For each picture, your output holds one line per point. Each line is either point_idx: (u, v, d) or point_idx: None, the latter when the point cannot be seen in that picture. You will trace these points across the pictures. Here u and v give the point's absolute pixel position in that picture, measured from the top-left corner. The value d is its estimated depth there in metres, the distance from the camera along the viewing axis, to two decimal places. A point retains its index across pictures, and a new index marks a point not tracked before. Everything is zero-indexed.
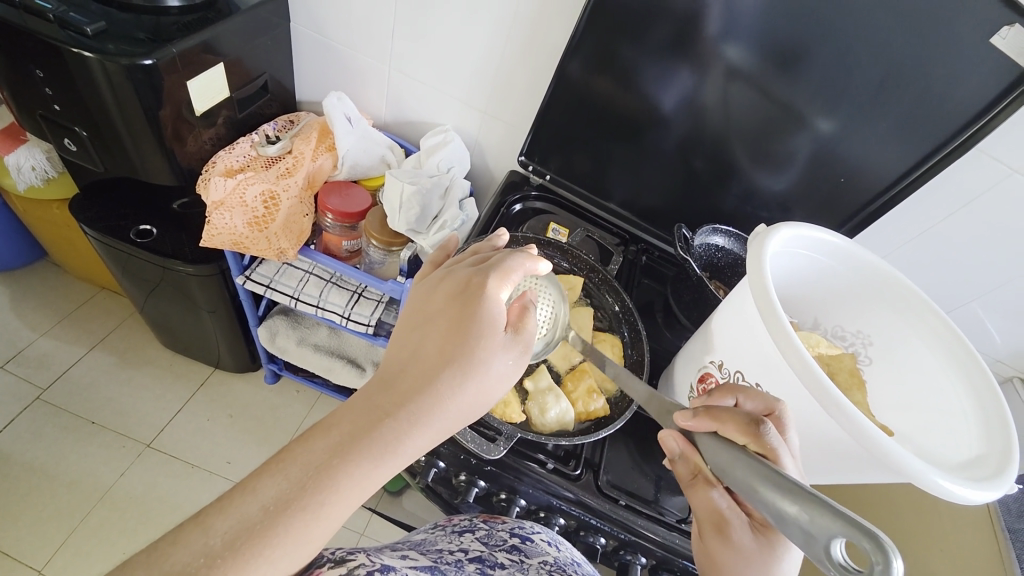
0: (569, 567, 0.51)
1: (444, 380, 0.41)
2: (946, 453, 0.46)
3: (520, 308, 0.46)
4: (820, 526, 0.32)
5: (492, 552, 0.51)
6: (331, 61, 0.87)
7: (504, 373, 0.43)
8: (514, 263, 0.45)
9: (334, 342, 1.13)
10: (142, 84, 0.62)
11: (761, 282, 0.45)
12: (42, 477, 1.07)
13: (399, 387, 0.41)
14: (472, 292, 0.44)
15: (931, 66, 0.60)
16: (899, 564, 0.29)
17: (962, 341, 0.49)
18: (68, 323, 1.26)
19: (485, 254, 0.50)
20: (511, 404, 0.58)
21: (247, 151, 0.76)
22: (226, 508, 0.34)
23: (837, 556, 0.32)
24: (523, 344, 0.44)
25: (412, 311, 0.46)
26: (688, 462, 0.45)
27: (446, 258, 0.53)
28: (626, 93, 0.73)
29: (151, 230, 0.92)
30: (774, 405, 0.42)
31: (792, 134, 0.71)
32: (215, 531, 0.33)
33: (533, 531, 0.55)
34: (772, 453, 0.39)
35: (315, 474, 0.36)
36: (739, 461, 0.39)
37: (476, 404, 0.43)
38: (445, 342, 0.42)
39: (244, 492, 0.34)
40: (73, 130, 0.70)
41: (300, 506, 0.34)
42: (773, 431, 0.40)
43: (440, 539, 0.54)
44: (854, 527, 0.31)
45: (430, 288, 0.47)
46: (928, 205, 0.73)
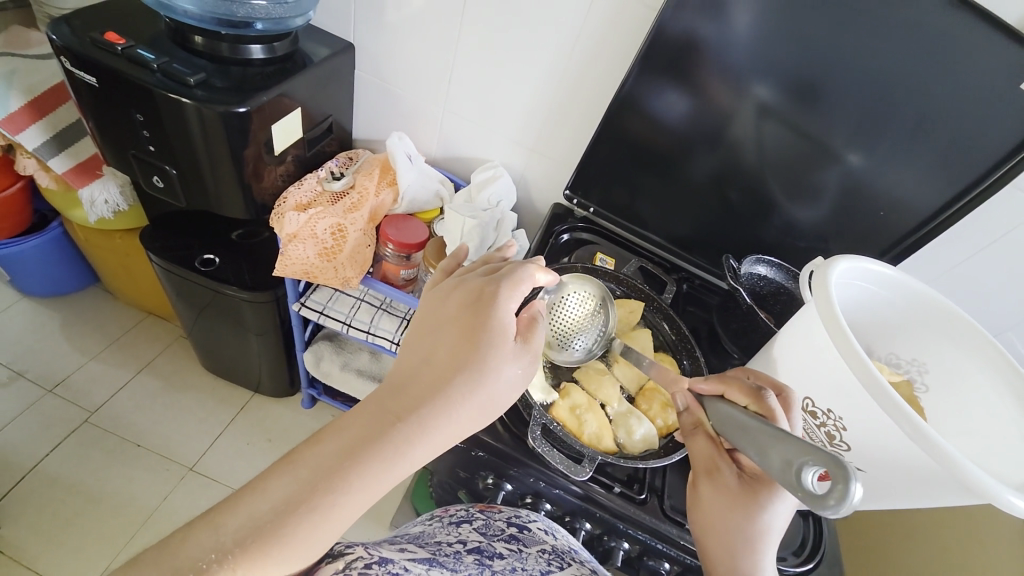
0: (567, 555, 0.53)
1: (454, 388, 0.43)
2: (1012, 479, 0.48)
3: (528, 318, 0.49)
4: (798, 453, 0.39)
5: (492, 543, 0.53)
6: (389, 103, 0.93)
7: (513, 381, 0.46)
8: (524, 275, 0.48)
9: (376, 367, 1.16)
10: (234, 128, 0.68)
11: (830, 311, 0.48)
12: (88, 500, 1.08)
13: (408, 391, 0.43)
14: (484, 302, 0.46)
15: (965, 109, 0.64)
16: (858, 486, 0.34)
17: (1020, 370, 0.51)
18: (115, 347, 1.30)
19: (496, 265, 0.52)
20: (603, 436, 0.61)
21: (314, 187, 0.82)
22: (237, 507, 0.37)
23: (807, 482, 0.37)
24: (531, 353, 0.47)
25: (422, 318, 0.48)
26: (692, 417, 0.53)
27: (457, 266, 0.55)
28: (670, 133, 0.78)
29: (213, 259, 0.96)
30: (784, 387, 0.49)
31: (826, 168, 0.75)
32: (226, 530, 0.36)
33: (529, 520, 0.58)
34: (768, 413, 0.46)
35: (325, 477, 0.38)
36: (735, 414, 0.47)
37: (486, 410, 0.45)
38: (455, 350, 0.44)
39: (255, 492, 0.38)
40: (162, 168, 0.76)
41: (308, 506, 0.37)
42: (775, 401, 0.46)
43: (439, 531, 0.56)
44: (826, 455, 0.37)
45: (442, 295, 0.49)
46: (966, 238, 0.76)
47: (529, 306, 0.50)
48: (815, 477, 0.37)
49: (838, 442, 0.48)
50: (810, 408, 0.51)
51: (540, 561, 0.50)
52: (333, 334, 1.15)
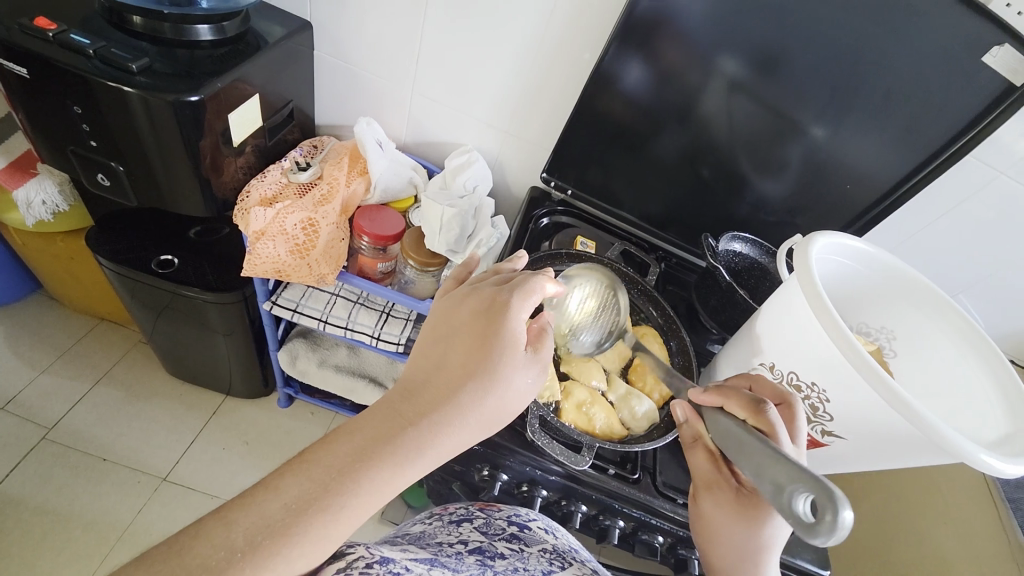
0: (567, 555, 0.54)
1: (466, 394, 0.44)
2: (977, 435, 0.51)
3: (537, 329, 0.49)
4: (790, 480, 0.38)
5: (492, 542, 0.53)
6: (352, 86, 0.88)
7: (523, 390, 0.46)
8: (536, 285, 0.48)
9: (354, 362, 1.13)
10: (187, 118, 0.63)
11: (814, 287, 0.49)
12: (55, 520, 1.02)
13: (421, 396, 0.44)
14: (496, 310, 0.46)
15: (926, 83, 0.66)
16: (846, 516, 0.33)
17: (981, 332, 0.54)
18: (68, 358, 1.21)
19: (508, 275, 0.52)
20: (614, 424, 0.62)
21: (279, 179, 0.77)
22: (248, 506, 0.36)
23: (798, 507, 0.36)
24: (541, 362, 0.48)
25: (435, 324, 0.49)
26: (692, 429, 0.54)
27: (468, 274, 0.55)
28: (646, 112, 0.78)
29: (172, 260, 0.90)
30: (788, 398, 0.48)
31: (791, 143, 0.76)
32: (237, 526, 0.35)
33: (529, 519, 0.58)
34: (769, 428, 0.44)
35: (338, 477, 0.38)
36: (733, 432, 0.45)
37: (495, 418, 0.45)
38: (468, 357, 0.45)
39: (268, 489, 0.37)
40: (108, 165, 0.69)
41: (321, 505, 0.37)
42: (774, 413, 0.45)
43: (439, 531, 0.56)
44: (817, 485, 0.35)
45: (454, 302, 0.50)
46: (923, 207, 0.80)
47: (539, 317, 0.50)
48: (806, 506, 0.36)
49: (822, 412, 0.51)
50: (795, 382, 0.52)
51: (541, 561, 0.50)
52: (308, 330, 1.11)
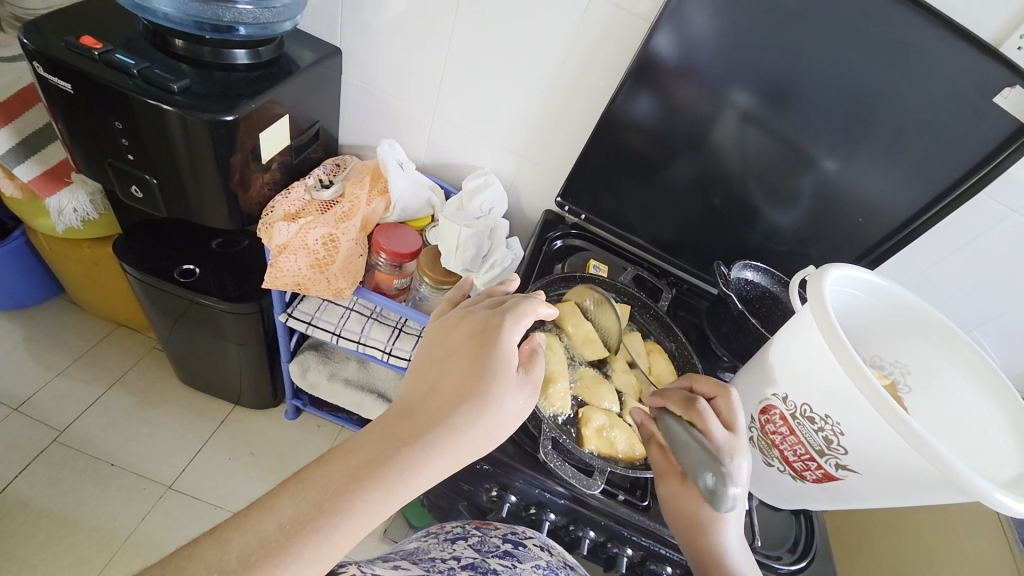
0: (559, 569, 0.57)
1: (459, 415, 0.44)
2: (992, 475, 0.51)
3: (529, 350, 0.50)
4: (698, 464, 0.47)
5: (486, 559, 0.55)
6: (376, 108, 0.91)
7: (517, 411, 0.47)
8: (528, 308, 0.50)
9: (363, 375, 1.14)
10: (221, 136, 0.66)
11: (827, 320, 0.49)
12: (61, 524, 1.03)
13: (415, 417, 0.45)
14: (490, 331, 0.48)
15: (939, 122, 0.68)
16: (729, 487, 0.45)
17: (996, 370, 0.54)
18: (84, 362, 1.23)
19: (500, 297, 0.54)
20: (636, 445, 0.61)
21: (302, 195, 0.79)
22: (244, 526, 0.38)
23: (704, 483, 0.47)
24: (533, 383, 0.49)
25: (430, 345, 0.50)
26: (646, 430, 0.59)
27: (462, 296, 0.57)
28: (661, 141, 0.80)
29: (194, 270, 0.93)
30: (721, 390, 0.54)
31: (806, 175, 0.77)
32: (231, 547, 0.37)
33: (526, 537, 0.60)
34: (699, 419, 0.51)
35: (332, 497, 0.40)
36: (669, 424, 0.53)
37: (488, 438, 0.46)
38: (463, 378, 0.46)
39: (262, 511, 0.39)
40: (142, 177, 0.72)
41: (315, 527, 0.38)
42: (705, 406, 0.51)
43: (433, 547, 0.58)
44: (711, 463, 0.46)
45: (449, 323, 0.51)
46: (938, 241, 0.80)
47: (530, 337, 0.51)
48: (711, 479, 0.46)
49: (836, 445, 0.50)
50: (808, 414, 0.52)
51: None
52: (320, 343, 1.12)
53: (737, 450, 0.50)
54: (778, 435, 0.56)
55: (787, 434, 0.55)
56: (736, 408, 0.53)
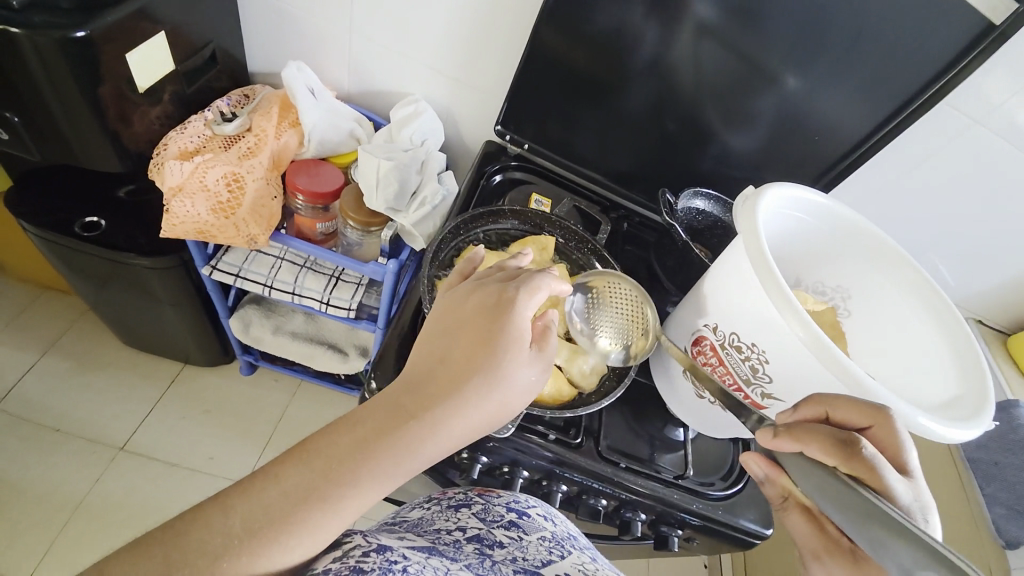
0: (567, 542, 0.54)
1: (470, 389, 0.44)
2: (922, 397, 0.50)
3: (541, 327, 0.49)
4: (914, 562, 0.30)
5: (492, 530, 0.53)
6: (285, 27, 0.80)
7: (528, 385, 0.47)
8: (543, 282, 0.47)
9: (311, 328, 1.09)
10: (79, 60, 0.55)
11: (758, 246, 0.46)
12: (9, 491, 1.00)
13: (423, 390, 0.44)
14: (504, 306, 0.46)
15: (902, 21, 0.61)
16: None
17: (934, 289, 0.52)
18: (12, 328, 1.16)
19: (513, 268, 0.51)
20: (563, 387, 0.59)
21: (202, 130, 0.70)
22: (248, 495, 0.39)
23: None
24: (545, 360, 0.48)
25: (437, 317, 0.48)
26: (776, 487, 0.42)
27: (472, 269, 0.52)
28: (604, 55, 0.71)
29: (99, 222, 0.84)
30: (879, 417, 0.38)
31: (767, 95, 0.71)
32: (234, 514, 0.38)
33: (529, 505, 0.57)
34: (870, 474, 0.34)
35: (338, 466, 0.40)
36: (827, 486, 0.35)
37: (499, 413, 0.46)
38: (475, 354, 0.44)
39: (269, 479, 0.40)
40: (1, 115, 0.61)
41: (320, 496, 0.39)
42: (873, 450, 0.35)
43: (437, 516, 0.56)
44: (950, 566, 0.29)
45: (460, 295, 0.49)
46: (894, 159, 0.76)
47: (544, 314, 0.50)
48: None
49: (760, 374, 0.47)
50: (736, 343, 0.49)
51: (541, 550, 0.51)
52: (261, 296, 1.06)
53: (925, 505, 0.35)
54: (708, 367, 0.53)
55: (717, 366, 0.52)
56: (900, 435, 0.37)
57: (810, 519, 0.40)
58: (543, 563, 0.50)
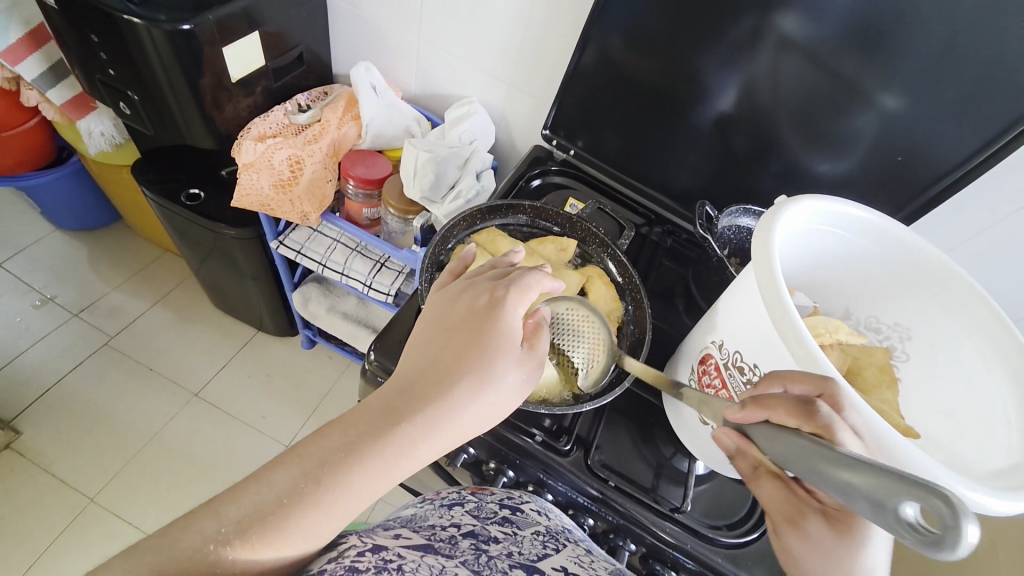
0: (562, 536, 0.52)
1: (460, 389, 0.42)
2: (977, 463, 0.41)
3: (533, 325, 0.48)
4: (874, 488, 0.28)
5: (486, 526, 0.51)
6: (365, 33, 0.89)
7: (517, 387, 0.45)
8: (532, 281, 0.45)
9: (362, 312, 1.17)
10: (183, 49, 0.67)
11: (767, 260, 0.42)
12: (105, 413, 1.19)
13: (414, 391, 0.42)
14: (495, 307, 0.44)
15: (1014, 24, 0.51)
16: (972, 525, 0.24)
17: (1015, 335, 0.42)
18: (136, 279, 1.39)
19: (505, 269, 0.50)
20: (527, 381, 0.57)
21: (281, 119, 0.80)
22: (238, 497, 0.36)
23: (906, 518, 0.26)
24: (536, 359, 0.46)
25: (430, 319, 0.47)
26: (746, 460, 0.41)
27: (463, 268, 0.52)
28: (654, 62, 0.69)
29: (199, 194, 0.99)
30: (824, 383, 0.35)
31: (857, 113, 0.63)
32: (227, 519, 0.35)
33: (522, 501, 0.56)
34: (829, 433, 0.33)
35: (328, 469, 0.38)
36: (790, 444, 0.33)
37: (490, 415, 0.44)
38: (465, 354, 0.43)
39: (257, 483, 0.37)
40: (127, 94, 0.77)
41: (314, 500, 0.37)
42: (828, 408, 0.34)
43: (431, 514, 0.54)
44: (907, 481, 0.26)
45: (452, 297, 0.47)
46: (1004, 190, 0.63)
47: (535, 313, 0.49)
48: (919, 512, 0.26)
49: None
50: (739, 363, 0.44)
51: (535, 544, 0.49)
52: (322, 276, 1.16)
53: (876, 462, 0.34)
54: (711, 389, 0.48)
55: (720, 388, 0.47)
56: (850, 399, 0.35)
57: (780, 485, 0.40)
58: (539, 556, 0.47)
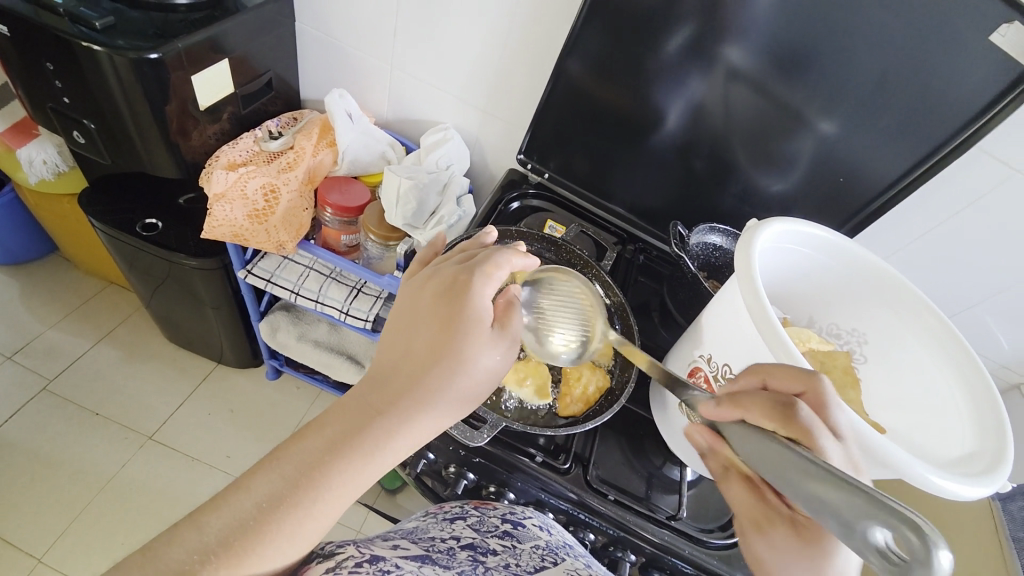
0: (561, 551, 0.51)
1: (435, 378, 0.42)
2: (938, 451, 0.46)
3: (504, 304, 0.47)
4: (852, 511, 0.29)
5: (485, 539, 0.51)
6: (336, 60, 0.89)
7: (493, 369, 0.44)
8: (500, 260, 0.45)
9: (333, 338, 1.14)
10: (149, 78, 0.65)
11: (749, 277, 0.45)
12: (46, 465, 1.08)
13: (390, 385, 0.42)
14: (459, 288, 0.43)
15: (931, 66, 0.59)
16: (946, 555, 0.25)
17: (957, 338, 0.48)
18: (76, 316, 1.28)
19: (473, 251, 0.49)
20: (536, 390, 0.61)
21: (250, 146, 0.79)
22: (219, 507, 0.35)
23: (876, 541, 0.28)
24: (510, 339, 0.45)
25: (400, 311, 0.46)
26: (717, 459, 0.43)
27: (434, 255, 0.52)
28: (622, 92, 0.74)
29: (156, 224, 0.94)
30: (810, 380, 0.38)
31: (793, 136, 0.70)
32: (209, 530, 0.34)
33: (524, 517, 0.55)
34: (804, 436, 0.35)
35: (309, 472, 0.37)
36: (761, 447, 0.35)
37: (466, 401, 0.43)
38: (436, 340, 0.42)
39: (238, 491, 0.36)
40: (83, 122, 0.72)
41: (293, 502, 0.36)
42: (809, 413, 0.35)
43: (432, 526, 0.53)
44: (887, 510, 0.27)
45: (416, 286, 0.46)
46: (930, 206, 0.72)
47: (506, 292, 0.48)
48: (889, 537, 0.28)
49: None
50: (728, 376, 0.48)
51: (533, 558, 0.48)
52: (290, 304, 1.12)
53: (856, 467, 0.36)
54: None
55: None
56: (830, 398, 0.37)
57: (750, 489, 0.40)
58: (535, 569, 0.47)
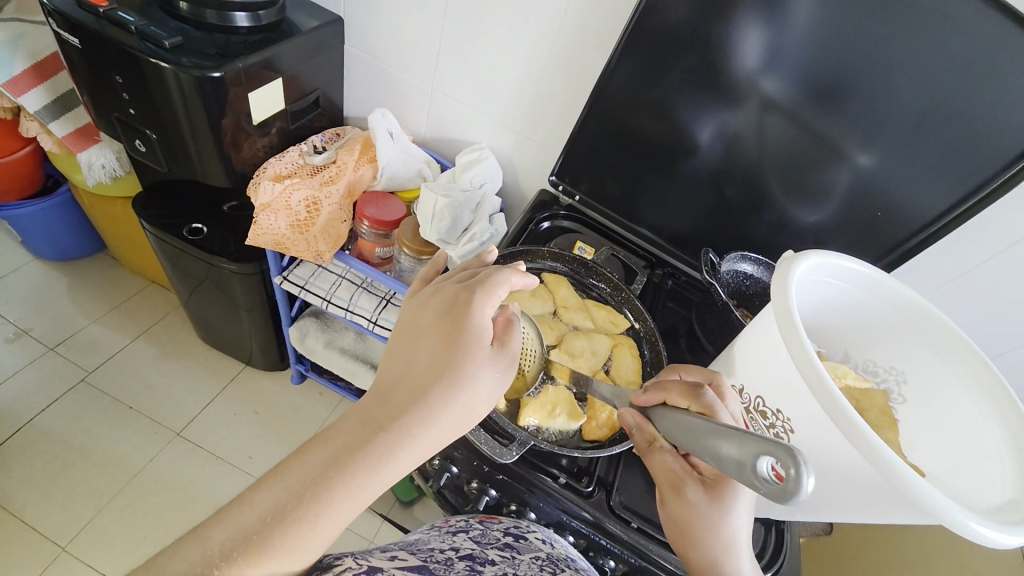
0: (562, 562, 0.51)
1: (435, 393, 0.41)
2: (975, 497, 0.44)
3: (504, 321, 0.47)
4: (744, 452, 0.36)
5: (485, 550, 0.51)
6: (380, 80, 0.93)
7: (493, 386, 0.44)
8: (499, 278, 0.45)
9: (360, 347, 1.16)
10: (208, 93, 0.69)
11: (786, 309, 0.45)
12: (79, 454, 1.13)
13: (390, 399, 0.41)
14: (460, 307, 0.44)
15: (975, 104, 0.58)
16: (810, 474, 0.32)
17: (1001, 382, 0.47)
18: (118, 312, 1.34)
19: (474, 270, 0.49)
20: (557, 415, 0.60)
21: (296, 160, 0.83)
22: (224, 520, 0.36)
23: (762, 473, 0.34)
24: (509, 356, 0.45)
25: (403, 328, 0.46)
26: (644, 434, 0.49)
27: (435, 273, 0.51)
28: (656, 120, 0.75)
29: (201, 229, 0.98)
30: (712, 375, 0.50)
31: (830, 168, 0.69)
32: (213, 543, 0.35)
33: (528, 530, 0.56)
34: (709, 409, 0.45)
35: (311, 486, 0.37)
36: (679, 417, 0.45)
37: (466, 418, 0.43)
38: (438, 356, 0.42)
39: (243, 504, 0.36)
40: (144, 132, 0.77)
41: (295, 516, 0.36)
42: (713, 394, 0.46)
43: (433, 538, 0.53)
44: (771, 445, 0.34)
45: (419, 304, 0.46)
46: (973, 243, 0.70)
47: (505, 309, 0.48)
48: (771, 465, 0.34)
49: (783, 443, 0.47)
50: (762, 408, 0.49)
51: (532, 567, 0.48)
52: (320, 311, 1.15)
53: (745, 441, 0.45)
54: None
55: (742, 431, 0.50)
56: (728, 388, 0.49)
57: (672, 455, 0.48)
58: None
